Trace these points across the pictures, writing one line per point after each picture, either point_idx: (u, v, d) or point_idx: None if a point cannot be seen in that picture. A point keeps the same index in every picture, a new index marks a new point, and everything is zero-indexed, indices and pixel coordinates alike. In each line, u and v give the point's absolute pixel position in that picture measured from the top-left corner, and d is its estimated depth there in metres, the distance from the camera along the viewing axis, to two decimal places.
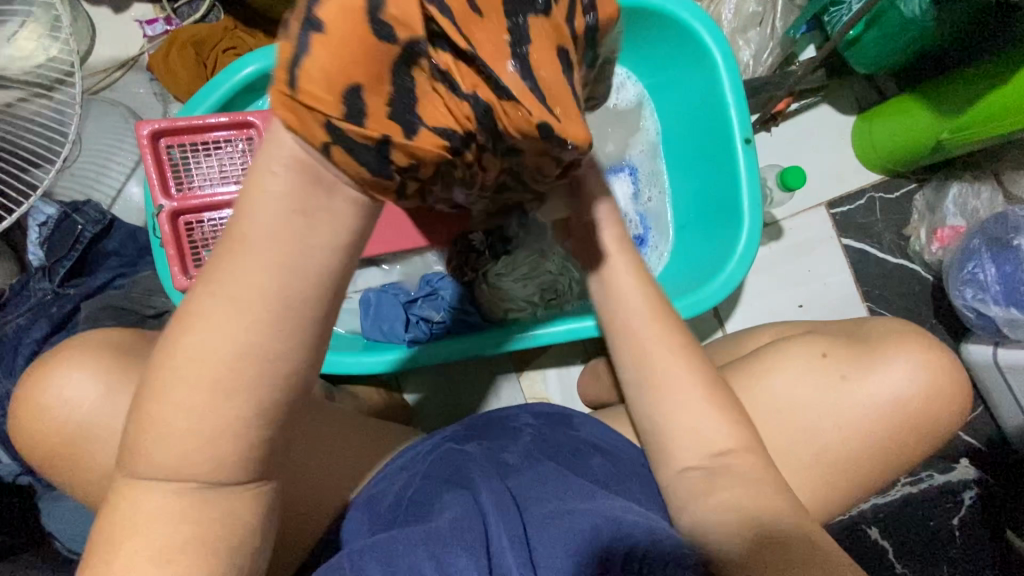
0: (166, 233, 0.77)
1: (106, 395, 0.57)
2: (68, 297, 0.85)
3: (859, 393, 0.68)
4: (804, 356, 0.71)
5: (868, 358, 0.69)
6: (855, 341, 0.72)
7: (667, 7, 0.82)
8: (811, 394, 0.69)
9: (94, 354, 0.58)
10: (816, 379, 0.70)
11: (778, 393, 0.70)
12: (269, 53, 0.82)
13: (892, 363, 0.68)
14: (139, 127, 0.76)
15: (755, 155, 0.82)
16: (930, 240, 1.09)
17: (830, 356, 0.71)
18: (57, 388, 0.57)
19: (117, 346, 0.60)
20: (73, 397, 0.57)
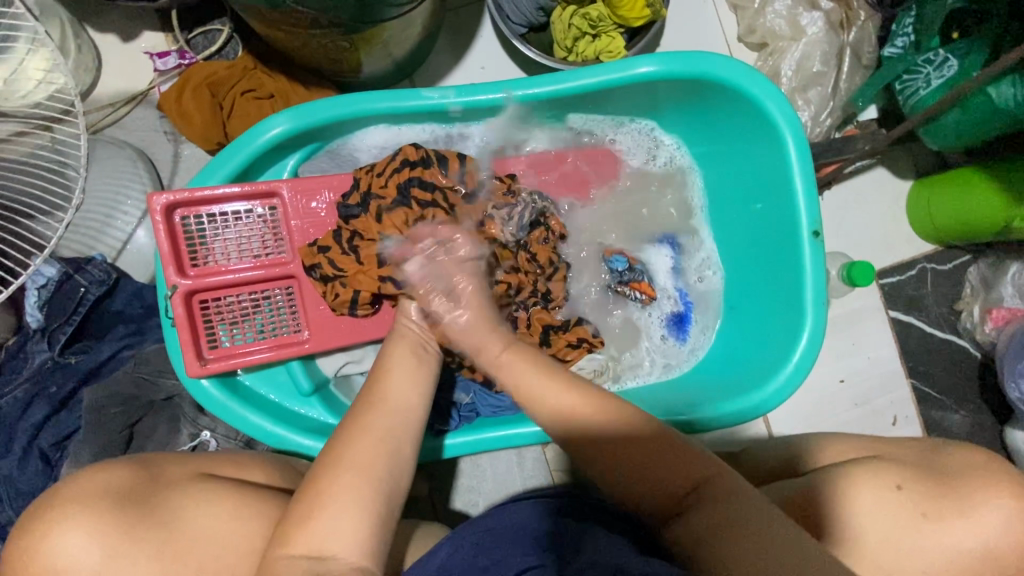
0: (180, 316, 0.70)
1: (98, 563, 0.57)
2: (71, 369, 0.79)
3: (940, 540, 0.58)
4: (879, 493, 0.60)
5: (960, 504, 0.59)
6: (935, 472, 0.62)
7: (739, 83, 0.74)
8: (889, 541, 0.59)
9: (80, 516, 0.58)
10: (892, 515, 0.59)
11: (854, 531, 0.59)
12: (299, 113, 0.75)
13: (984, 511, 0.58)
14: (153, 199, 0.69)
15: (822, 249, 0.75)
16: (984, 319, 1.03)
17: (906, 490, 0.60)
18: (56, 554, 0.57)
19: (121, 489, 0.60)
20: (76, 555, 0.57)
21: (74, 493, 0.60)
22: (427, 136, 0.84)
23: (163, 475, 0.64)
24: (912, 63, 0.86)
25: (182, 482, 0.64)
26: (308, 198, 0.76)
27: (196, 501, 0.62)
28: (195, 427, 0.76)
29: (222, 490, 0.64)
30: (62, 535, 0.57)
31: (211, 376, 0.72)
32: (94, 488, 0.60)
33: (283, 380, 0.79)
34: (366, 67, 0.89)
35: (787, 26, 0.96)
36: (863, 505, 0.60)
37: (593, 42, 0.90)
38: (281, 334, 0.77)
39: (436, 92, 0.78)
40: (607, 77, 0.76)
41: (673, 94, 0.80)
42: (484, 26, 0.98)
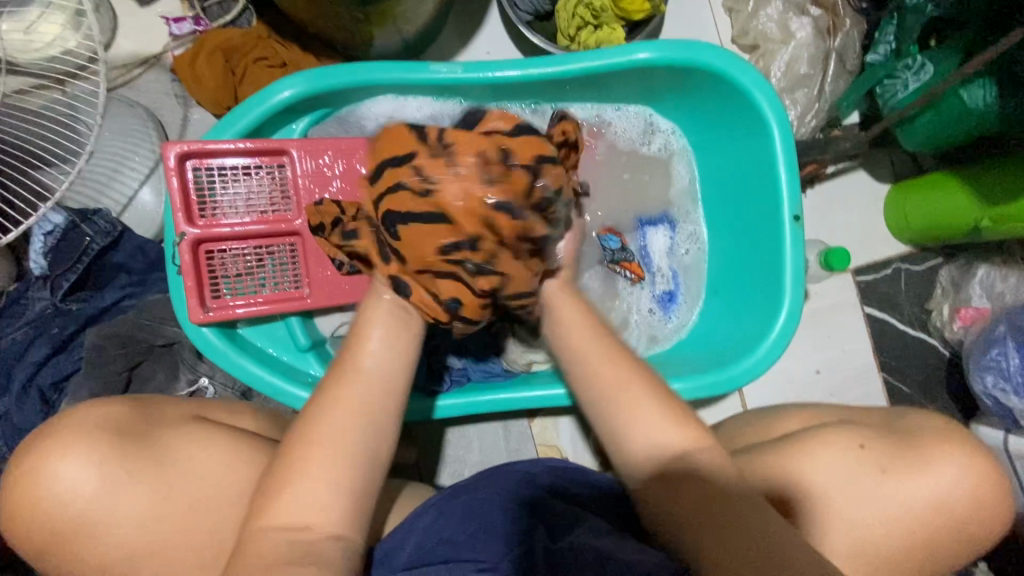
0: (186, 263, 0.73)
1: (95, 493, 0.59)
2: (71, 314, 0.81)
3: (896, 495, 0.62)
4: (839, 446, 0.65)
5: (911, 459, 0.63)
6: (894, 433, 0.67)
7: (729, 73, 0.79)
8: (846, 492, 0.63)
9: (85, 447, 0.60)
10: (853, 471, 0.63)
11: (818, 486, 0.64)
12: (311, 77, 0.78)
13: (940, 472, 0.62)
14: (166, 148, 0.71)
15: (802, 233, 0.80)
16: (952, 318, 1.08)
17: (867, 449, 0.64)
18: (48, 488, 0.59)
19: (117, 425, 0.63)
20: (72, 485, 0.59)
21: (77, 421, 0.62)
22: (434, 111, 0.88)
23: (156, 414, 0.66)
24: (892, 68, 0.92)
25: (175, 423, 0.66)
26: (317, 158, 0.79)
27: (195, 435, 0.65)
28: (193, 374, 0.78)
29: (211, 430, 0.66)
30: (57, 470, 0.59)
31: (211, 324, 0.75)
32: (90, 422, 0.62)
33: (281, 334, 0.82)
34: (376, 42, 0.92)
35: (778, 30, 1.02)
36: (826, 462, 0.64)
37: (595, 32, 0.94)
38: (281, 289, 0.79)
39: (444, 66, 0.81)
40: (606, 62, 0.81)
41: (667, 82, 0.85)
42: (492, 12, 1.02)
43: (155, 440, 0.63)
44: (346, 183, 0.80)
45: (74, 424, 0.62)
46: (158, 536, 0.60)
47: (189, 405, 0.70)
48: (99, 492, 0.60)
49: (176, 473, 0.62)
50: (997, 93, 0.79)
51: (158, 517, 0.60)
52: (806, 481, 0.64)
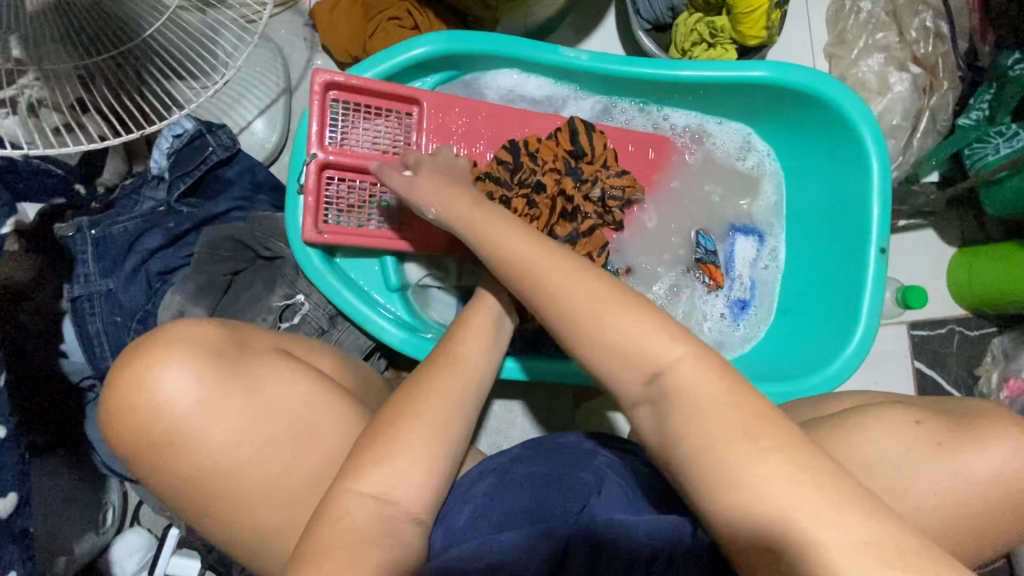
0: (310, 183, 0.77)
1: (201, 401, 0.62)
2: (180, 215, 0.85)
3: (953, 467, 0.63)
4: (895, 423, 0.67)
5: (969, 434, 0.64)
6: (951, 417, 0.67)
7: (840, 105, 0.84)
8: (897, 471, 0.64)
9: (192, 356, 0.62)
10: (905, 448, 0.65)
11: (867, 454, 0.65)
12: (452, 38, 0.83)
13: (994, 442, 0.63)
14: (317, 75, 0.77)
15: (885, 265, 0.83)
16: (1000, 386, 1.11)
17: (922, 424, 0.66)
18: (158, 381, 0.61)
19: (215, 347, 0.65)
20: (174, 395, 0.61)
21: (176, 335, 0.64)
22: (549, 93, 0.92)
23: (250, 343, 0.68)
24: (984, 133, 0.97)
25: (265, 353, 0.68)
26: (443, 112, 0.83)
27: (284, 372, 0.67)
28: (290, 289, 0.80)
29: (298, 370, 0.68)
30: (162, 373, 0.61)
31: (318, 245, 0.79)
32: (193, 337, 0.64)
33: (374, 271, 0.85)
34: (505, 22, 0.98)
35: (876, 81, 1.07)
36: (876, 433, 0.66)
37: (708, 50, 1.00)
38: (385, 227, 0.82)
39: (573, 52, 0.86)
40: (724, 74, 0.86)
41: (775, 104, 0.89)
42: (610, 15, 1.08)
43: (252, 364, 0.66)
44: (464, 141, 0.85)
45: (173, 337, 0.64)
46: (256, 430, 0.63)
47: (278, 339, 0.73)
48: (197, 407, 0.62)
49: (271, 392, 0.65)
50: None
51: (259, 413, 0.63)
52: (856, 451, 0.65)
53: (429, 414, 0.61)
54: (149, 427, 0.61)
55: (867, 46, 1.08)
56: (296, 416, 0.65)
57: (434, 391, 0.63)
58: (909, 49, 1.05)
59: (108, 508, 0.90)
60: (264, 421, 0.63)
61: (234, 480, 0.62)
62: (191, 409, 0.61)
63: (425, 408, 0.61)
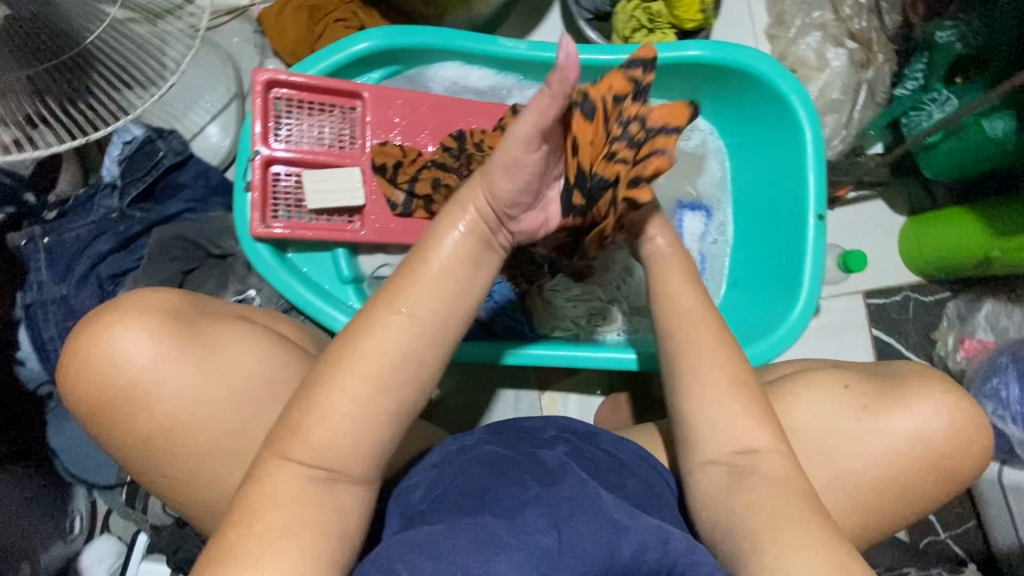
0: (256, 179, 0.79)
1: (156, 359, 0.62)
2: (132, 219, 0.86)
3: (880, 428, 0.66)
4: (826, 386, 0.69)
5: (894, 395, 0.67)
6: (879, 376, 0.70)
7: (771, 79, 0.86)
8: (828, 434, 0.67)
9: (150, 315, 0.63)
10: (838, 408, 0.68)
11: (801, 420, 0.68)
12: (391, 33, 0.85)
13: (916, 403, 0.66)
14: (258, 73, 0.78)
15: (824, 231, 0.86)
16: (956, 348, 1.13)
17: (851, 387, 0.69)
18: (115, 341, 0.61)
19: (172, 310, 0.66)
20: (127, 354, 0.62)
21: (137, 302, 0.65)
22: (493, 83, 0.95)
23: (206, 309, 0.69)
24: (918, 100, 1.00)
25: (220, 318, 0.69)
26: (386, 105, 0.85)
27: (241, 335, 0.68)
28: (242, 285, 0.82)
29: (256, 331, 0.70)
30: (115, 335, 0.62)
31: (266, 241, 0.80)
32: (152, 301, 0.65)
33: (327, 265, 0.86)
34: (449, 17, 1.00)
35: (815, 58, 1.10)
36: (810, 399, 0.69)
37: (649, 35, 1.02)
38: (335, 219, 0.84)
39: (512, 41, 0.89)
40: (660, 55, 0.88)
41: (712, 82, 0.92)
42: (555, 7, 1.10)
43: (206, 326, 0.67)
44: (407, 134, 0.87)
45: (134, 303, 0.64)
46: (213, 386, 0.64)
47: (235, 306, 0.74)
48: (149, 366, 0.62)
49: (226, 350, 0.66)
50: (1016, 124, 0.85)
51: (216, 371, 0.65)
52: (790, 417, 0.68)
53: (362, 372, 0.51)
54: (93, 407, 0.62)
55: (805, 25, 1.11)
56: (256, 376, 0.66)
57: (379, 336, 0.52)
58: (845, 26, 1.08)
59: (74, 516, 0.90)
60: (220, 376, 0.65)
61: (190, 452, 0.64)
62: (144, 367, 0.62)
63: (358, 365, 0.51)
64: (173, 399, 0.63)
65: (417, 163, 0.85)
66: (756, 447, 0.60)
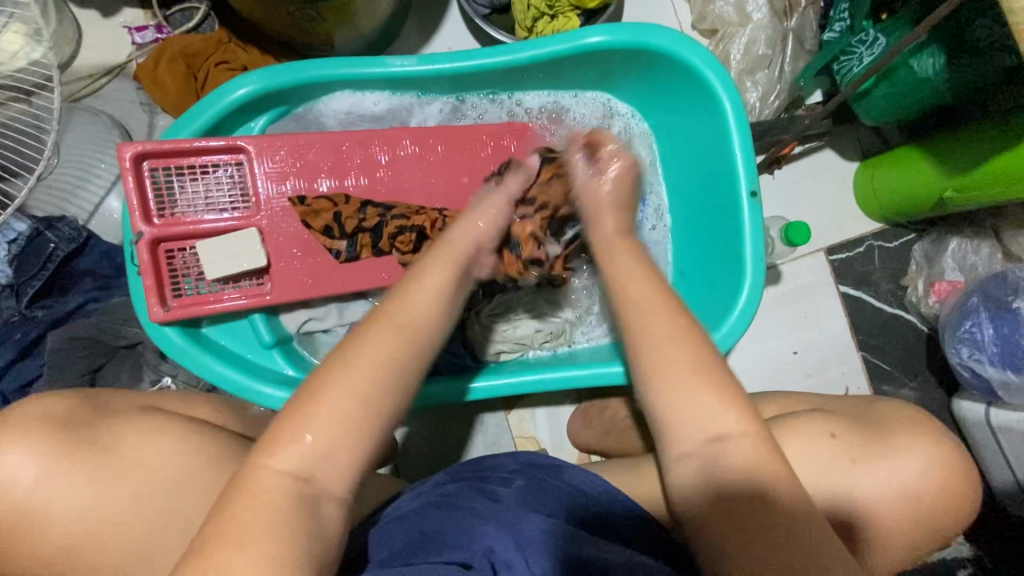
0: (144, 262, 0.73)
1: (47, 477, 0.55)
2: (36, 321, 0.82)
3: (867, 478, 0.62)
4: (816, 437, 0.64)
5: (881, 444, 0.63)
6: (865, 420, 0.67)
7: (679, 53, 0.79)
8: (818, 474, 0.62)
9: (35, 430, 0.56)
10: (827, 461, 0.63)
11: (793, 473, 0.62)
12: (265, 75, 0.78)
13: (906, 454, 0.63)
14: (122, 149, 0.72)
15: (760, 209, 0.80)
16: (927, 293, 1.08)
17: (841, 439, 0.64)
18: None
19: (60, 417, 0.58)
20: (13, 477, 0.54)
21: (20, 416, 0.57)
22: (391, 106, 0.88)
23: (106, 404, 0.61)
24: (848, 43, 0.92)
25: (124, 413, 0.61)
26: (275, 154, 0.79)
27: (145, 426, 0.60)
28: (157, 373, 0.78)
29: (164, 421, 0.61)
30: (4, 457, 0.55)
31: (174, 322, 0.75)
32: (46, 408, 0.57)
33: (246, 332, 0.81)
34: (336, 41, 0.93)
35: (735, 13, 1.02)
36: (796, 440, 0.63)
37: (551, 22, 0.95)
38: (244, 286, 0.79)
39: (398, 60, 0.82)
40: (558, 47, 0.81)
41: (621, 66, 0.85)
42: (452, 7, 1.03)
43: (106, 424, 0.59)
44: (304, 179, 0.81)
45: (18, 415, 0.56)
46: (121, 493, 0.57)
47: (144, 395, 0.65)
48: (39, 485, 0.55)
49: (133, 452, 0.58)
50: (947, 61, 0.78)
51: (120, 477, 0.57)
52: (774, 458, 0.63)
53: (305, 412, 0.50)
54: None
55: None
56: (166, 476, 0.58)
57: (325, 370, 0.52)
58: None
59: None
60: (121, 485, 0.57)
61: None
62: (34, 485, 0.55)
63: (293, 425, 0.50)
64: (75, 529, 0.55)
65: (356, 205, 0.81)
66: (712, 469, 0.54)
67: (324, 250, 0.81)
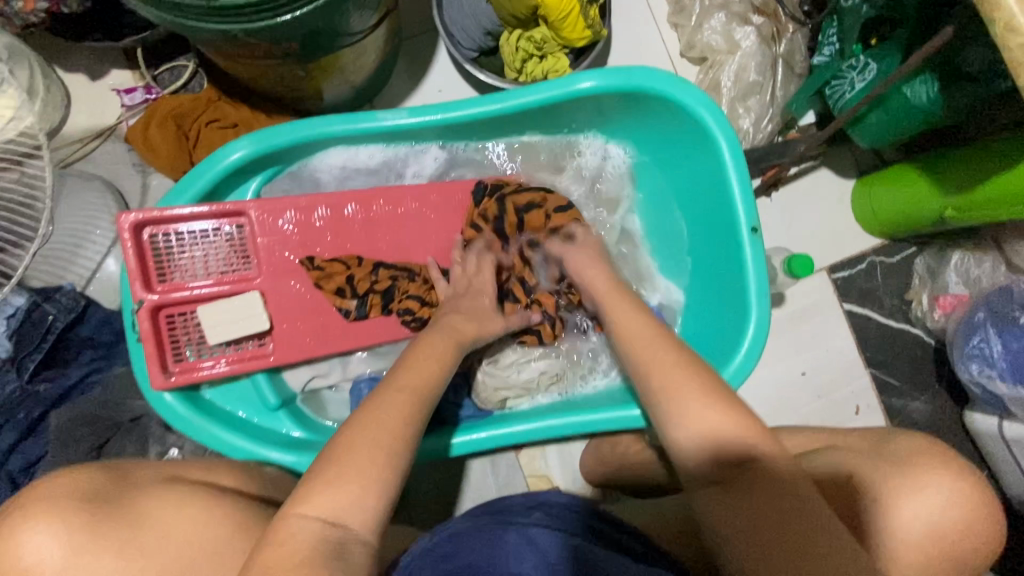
0: (146, 331, 0.73)
1: (71, 551, 0.51)
2: (38, 397, 0.81)
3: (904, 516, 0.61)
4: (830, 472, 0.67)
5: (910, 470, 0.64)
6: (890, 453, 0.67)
7: (670, 92, 0.79)
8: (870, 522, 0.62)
9: (55, 504, 0.52)
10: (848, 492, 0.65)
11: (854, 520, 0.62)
12: (257, 139, 0.78)
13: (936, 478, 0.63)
14: (121, 219, 0.72)
15: (761, 244, 0.79)
16: (932, 307, 1.08)
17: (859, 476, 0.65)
18: (18, 551, 0.50)
19: (85, 493, 0.54)
20: (37, 557, 0.50)
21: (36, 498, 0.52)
22: (386, 157, 0.88)
23: (131, 475, 0.58)
24: (838, 69, 0.92)
25: (152, 484, 0.58)
26: (277, 217, 0.79)
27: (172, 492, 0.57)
28: (162, 444, 0.79)
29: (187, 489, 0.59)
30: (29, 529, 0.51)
31: (174, 389, 0.74)
32: (62, 485, 0.54)
33: (249, 395, 0.81)
34: (326, 93, 0.93)
35: (723, 40, 1.02)
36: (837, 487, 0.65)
37: (541, 63, 0.95)
38: (247, 347, 0.79)
39: (391, 114, 0.81)
40: (551, 93, 0.81)
41: (615, 107, 0.85)
42: (440, 51, 1.03)
43: (137, 497, 0.55)
44: (305, 240, 0.80)
45: (36, 494, 0.53)
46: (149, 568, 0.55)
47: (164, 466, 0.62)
48: (67, 559, 0.51)
49: (158, 520, 0.55)
50: (940, 88, 0.78)
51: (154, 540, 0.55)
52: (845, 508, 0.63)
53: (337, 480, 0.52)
54: None
55: (706, 7, 1.03)
56: None
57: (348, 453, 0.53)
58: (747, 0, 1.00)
59: None
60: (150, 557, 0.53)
61: None
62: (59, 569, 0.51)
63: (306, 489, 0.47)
64: None
65: (368, 268, 0.82)
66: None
67: (327, 309, 0.81)
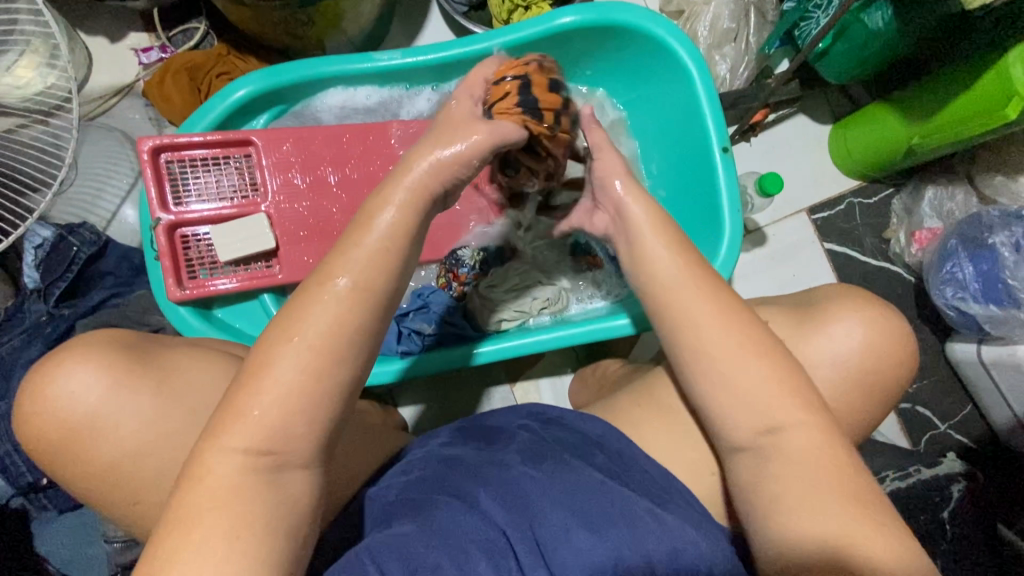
0: (163, 246, 0.79)
1: (110, 390, 0.59)
2: (62, 317, 0.87)
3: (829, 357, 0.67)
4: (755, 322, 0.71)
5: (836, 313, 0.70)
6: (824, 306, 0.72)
7: (644, 25, 0.86)
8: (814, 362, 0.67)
9: (97, 349, 0.60)
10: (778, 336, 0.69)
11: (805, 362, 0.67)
12: (262, 76, 0.84)
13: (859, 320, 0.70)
14: (141, 142, 0.78)
15: (733, 163, 0.84)
16: (909, 242, 1.12)
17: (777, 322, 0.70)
18: (60, 383, 0.58)
19: (121, 344, 0.62)
20: (77, 389, 0.58)
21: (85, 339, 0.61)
22: (381, 99, 0.94)
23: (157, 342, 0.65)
24: (804, 10, 0.98)
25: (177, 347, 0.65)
26: (279, 147, 0.85)
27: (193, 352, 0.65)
28: None
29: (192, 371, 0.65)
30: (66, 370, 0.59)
31: (188, 303, 0.81)
32: (97, 343, 0.61)
33: (256, 314, 0.86)
34: (326, 44, 1.00)
35: None
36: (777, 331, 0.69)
37: (525, 14, 1.01)
38: (254, 268, 0.85)
39: (385, 54, 0.87)
40: (532, 30, 0.87)
41: (594, 44, 0.91)
42: (433, 10, 1.10)
43: (164, 352, 0.64)
44: (307, 170, 0.87)
45: (83, 341, 0.61)
46: (168, 426, 0.60)
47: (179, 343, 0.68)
48: (102, 399, 0.59)
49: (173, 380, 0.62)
50: (894, 12, 0.83)
51: (178, 398, 0.61)
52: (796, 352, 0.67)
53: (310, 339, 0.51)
54: (51, 466, 0.60)
55: None
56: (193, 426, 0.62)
57: (311, 306, 0.52)
58: None
59: None
60: (177, 401, 0.61)
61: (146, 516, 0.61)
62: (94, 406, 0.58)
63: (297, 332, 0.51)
64: (113, 460, 0.59)
65: None
66: (761, 412, 0.57)
67: (328, 233, 0.86)
